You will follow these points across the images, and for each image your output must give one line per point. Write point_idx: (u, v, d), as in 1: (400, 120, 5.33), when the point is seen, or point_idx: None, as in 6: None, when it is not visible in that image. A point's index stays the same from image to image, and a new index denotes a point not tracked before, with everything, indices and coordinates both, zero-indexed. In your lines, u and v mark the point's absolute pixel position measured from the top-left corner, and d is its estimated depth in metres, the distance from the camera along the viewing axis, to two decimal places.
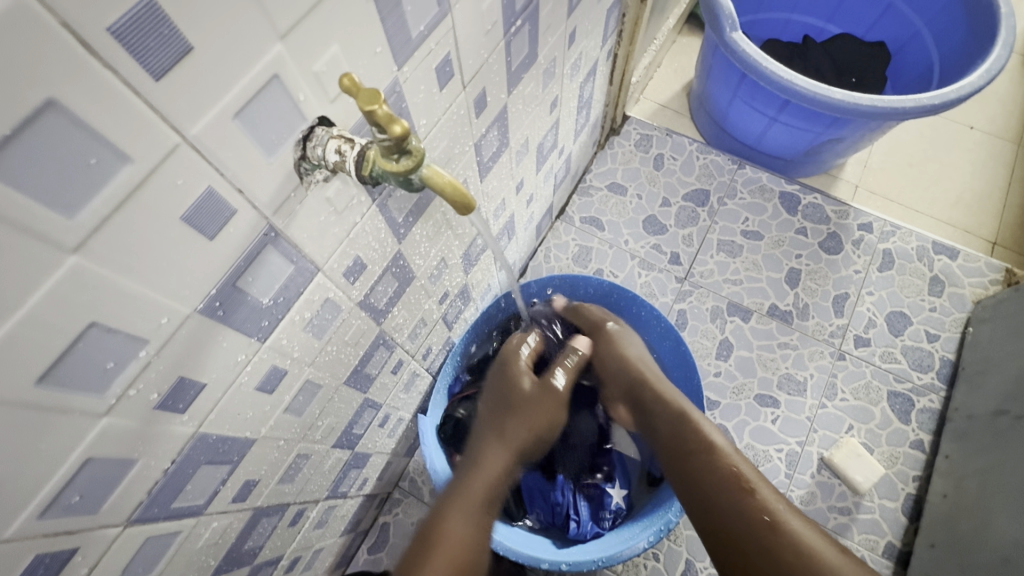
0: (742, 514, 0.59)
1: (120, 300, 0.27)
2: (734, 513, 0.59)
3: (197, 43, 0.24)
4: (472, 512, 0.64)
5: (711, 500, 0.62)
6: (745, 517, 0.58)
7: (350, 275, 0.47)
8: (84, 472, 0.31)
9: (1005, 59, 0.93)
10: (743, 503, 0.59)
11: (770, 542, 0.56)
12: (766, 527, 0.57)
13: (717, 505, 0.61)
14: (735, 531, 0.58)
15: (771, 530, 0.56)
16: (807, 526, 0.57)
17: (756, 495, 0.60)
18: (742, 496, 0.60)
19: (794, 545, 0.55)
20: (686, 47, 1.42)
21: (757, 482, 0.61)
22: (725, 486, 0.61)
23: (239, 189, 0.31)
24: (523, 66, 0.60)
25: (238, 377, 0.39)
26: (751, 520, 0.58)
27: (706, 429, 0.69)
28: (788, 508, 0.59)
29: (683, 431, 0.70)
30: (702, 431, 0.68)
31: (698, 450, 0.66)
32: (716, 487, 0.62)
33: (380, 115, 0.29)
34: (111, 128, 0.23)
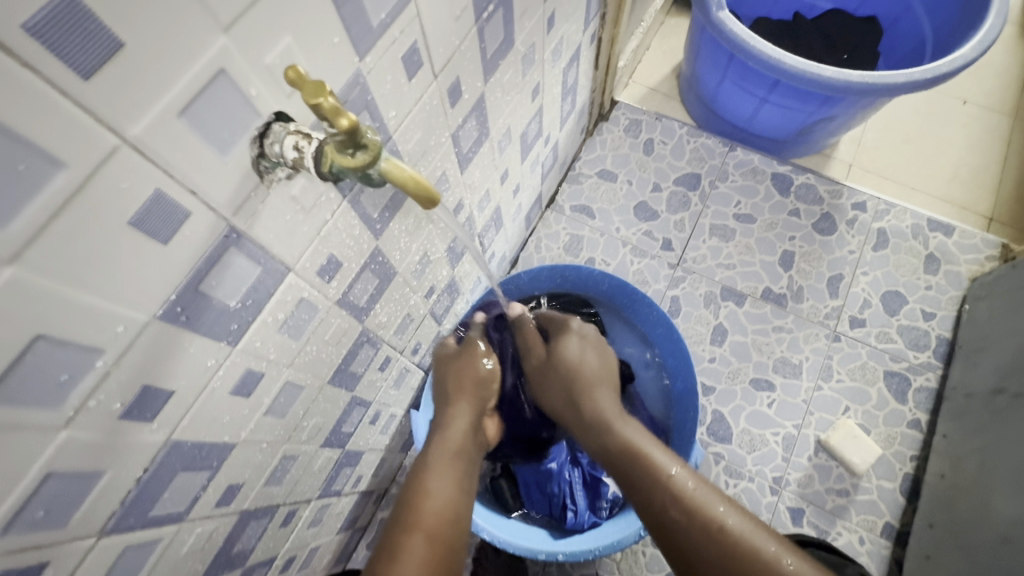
0: (692, 527, 0.57)
1: (69, 312, 0.26)
2: (686, 527, 0.57)
3: (129, 38, 0.23)
4: (445, 481, 0.61)
5: (661, 515, 0.59)
6: (694, 525, 0.57)
7: (326, 273, 0.46)
8: (47, 486, 0.30)
9: (999, 29, 0.91)
10: (688, 517, 0.58)
11: (717, 557, 0.55)
12: (712, 534, 0.56)
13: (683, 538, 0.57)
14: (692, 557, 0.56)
15: (724, 540, 0.55)
16: (752, 524, 0.56)
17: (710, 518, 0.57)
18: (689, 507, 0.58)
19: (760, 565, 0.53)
20: (675, 29, 1.40)
21: (701, 488, 0.60)
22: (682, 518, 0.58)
23: (193, 190, 0.30)
24: (500, 53, 0.58)
25: (210, 382, 0.39)
26: (699, 529, 0.56)
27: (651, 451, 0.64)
28: (734, 508, 0.58)
29: (621, 450, 0.66)
30: (641, 450, 0.65)
31: (641, 468, 0.63)
32: (661, 504, 0.60)
33: (327, 108, 0.28)
34: (37, 132, 0.22)
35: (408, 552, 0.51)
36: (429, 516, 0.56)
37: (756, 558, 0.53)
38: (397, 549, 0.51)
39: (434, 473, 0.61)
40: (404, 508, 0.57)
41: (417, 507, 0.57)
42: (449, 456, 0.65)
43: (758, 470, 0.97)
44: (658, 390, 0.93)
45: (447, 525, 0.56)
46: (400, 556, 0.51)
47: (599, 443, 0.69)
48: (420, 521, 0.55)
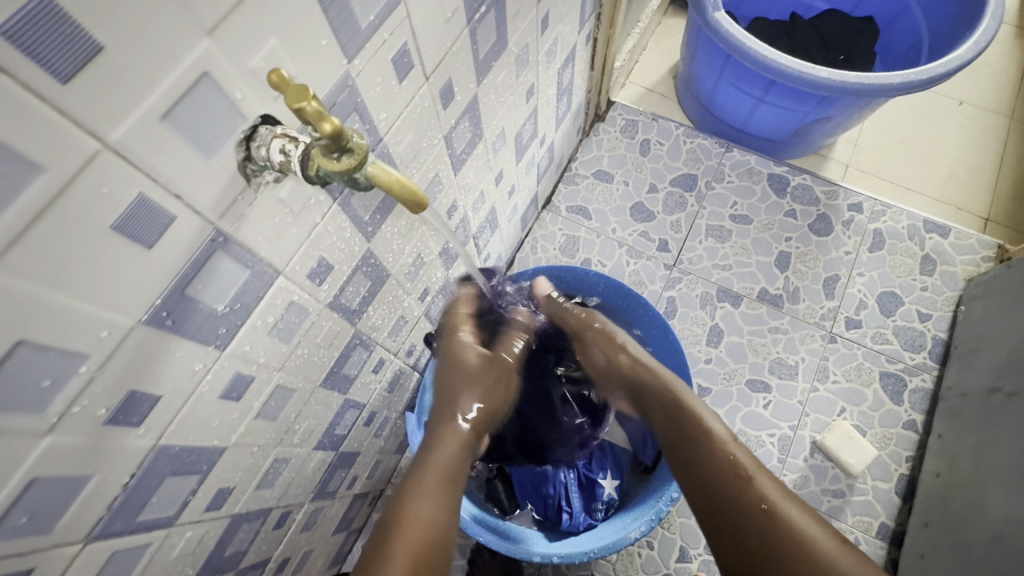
0: (741, 502, 0.54)
1: (50, 316, 0.26)
2: (731, 491, 0.56)
3: (109, 41, 0.23)
4: (435, 496, 0.57)
5: (709, 485, 0.57)
6: (744, 500, 0.54)
7: (316, 276, 0.46)
8: (31, 492, 0.30)
9: (994, 30, 0.91)
10: (736, 482, 0.56)
11: (759, 539, 0.52)
12: (761, 510, 0.53)
13: (726, 502, 0.55)
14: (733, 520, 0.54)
15: (773, 519, 0.52)
16: (809, 518, 0.53)
17: (755, 484, 0.55)
18: (740, 482, 0.56)
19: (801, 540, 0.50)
20: (671, 29, 1.40)
21: (758, 471, 0.57)
22: (723, 479, 0.57)
23: (177, 194, 0.29)
24: (492, 54, 0.58)
25: (198, 386, 0.38)
26: (748, 503, 0.54)
27: (706, 417, 0.64)
28: (790, 498, 0.54)
29: (682, 416, 0.65)
30: (702, 418, 0.64)
31: (699, 434, 0.62)
32: (712, 474, 0.58)
33: (310, 112, 0.28)
34: (14, 136, 0.21)
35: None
36: (420, 534, 0.53)
37: (803, 546, 0.50)
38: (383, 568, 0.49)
39: (423, 492, 0.57)
40: (392, 523, 0.54)
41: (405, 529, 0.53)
42: (443, 470, 0.61)
43: None
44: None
45: (433, 552, 0.52)
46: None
47: (658, 406, 0.69)
48: (408, 540, 0.52)
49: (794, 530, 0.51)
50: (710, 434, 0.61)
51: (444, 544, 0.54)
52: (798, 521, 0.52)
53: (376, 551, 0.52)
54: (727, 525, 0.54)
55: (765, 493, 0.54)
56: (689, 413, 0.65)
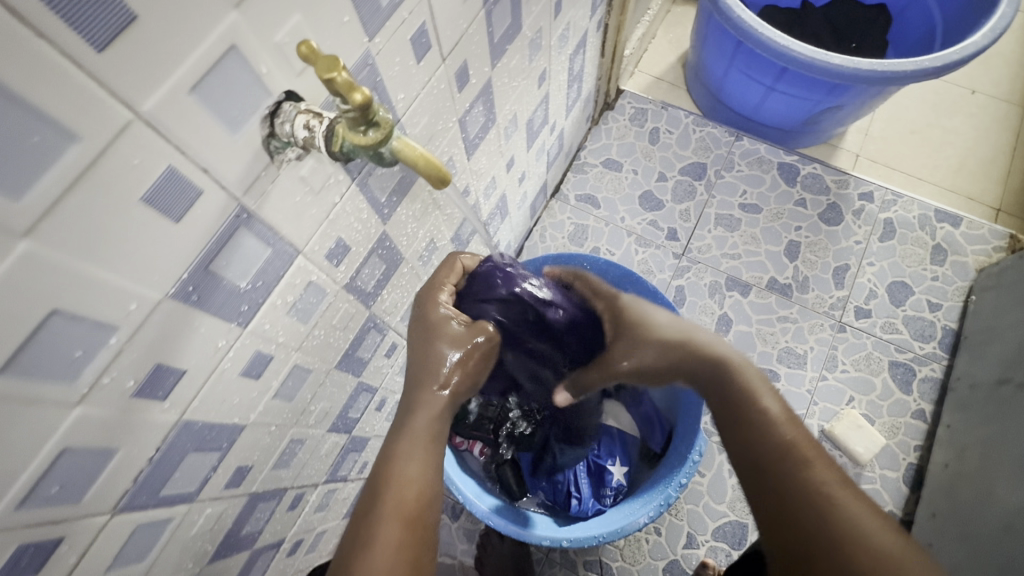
0: (794, 483, 0.48)
1: (83, 287, 0.27)
2: (787, 473, 0.48)
3: (142, 11, 0.23)
4: (423, 453, 0.53)
5: (761, 471, 0.50)
6: (803, 489, 0.47)
7: (334, 257, 0.46)
8: (62, 462, 0.30)
9: (1011, 17, 0.90)
10: (792, 462, 0.49)
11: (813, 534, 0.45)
12: (821, 500, 0.46)
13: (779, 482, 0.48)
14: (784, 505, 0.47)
15: (835, 513, 0.45)
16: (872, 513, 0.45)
17: (811, 465, 0.49)
18: (803, 470, 0.48)
19: (855, 527, 0.44)
20: (681, 17, 1.39)
21: (818, 454, 0.50)
22: (778, 457, 0.50)
23: (204, 168, 0.30)
24: (507, 37, 0.58)
25: (220, 363, 0.39)
26: (809, 491, 0.47)
27: (760, 391, 0.56)
28: (853, 488, 0.47)
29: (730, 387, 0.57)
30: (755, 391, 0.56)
31: (753, 412, 0.54)
32: (768, 459, 0.50)
33: (340, 83, 0.28)
34: (52, 104, 0.22)
35: (382, 541, 0.46)
36: (408, 498, 0.49)
37: (862, 545, 0.42)
38: (370, 530, 0.46)
39: (408, 450, 0.52)
40: (380, 481, 0.50)
41: (391, 491, 0.49)
42: (421, 438, 0.54)
43: None
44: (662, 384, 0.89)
45: (426, 506, 0.50)
46: (373, 546, 0.45)
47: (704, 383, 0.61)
48: (393, 513, 0.48)
49: (858, 526, 0.44)
50: (766, 413, 0.54)
51: (434, 500, 0.51)
52: (863, 518, 0.44)
53: (366, 507, 0.49)
54: (777, 509, 0.48)
55: (820, 475, 0.48)
56: (744, 388, 0.57)
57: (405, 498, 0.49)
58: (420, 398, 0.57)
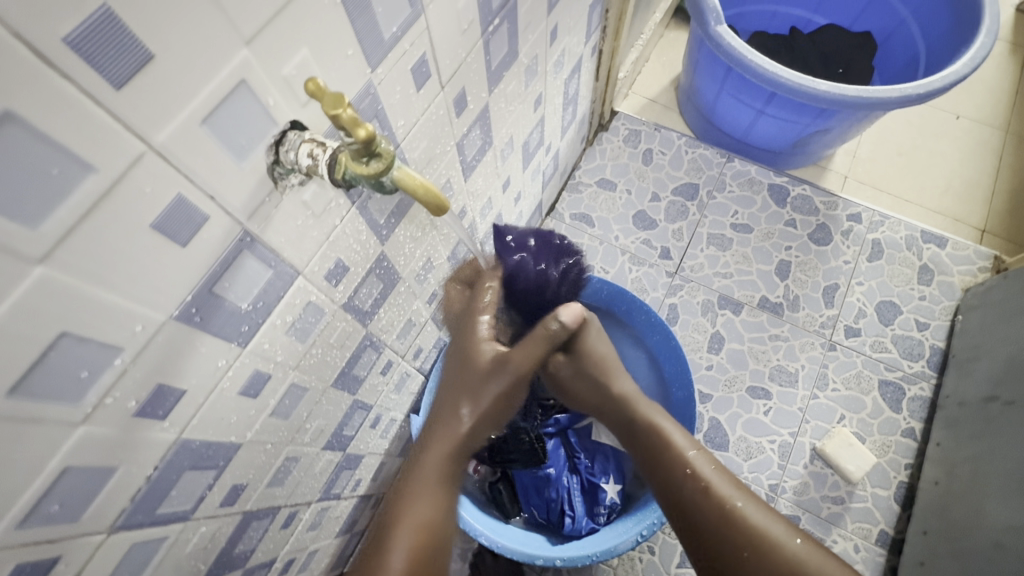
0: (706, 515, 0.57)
1: (91, 310, 0.27)
2: (700, 506, 0.57)
3: (159, 50, 0.24)
4: (434, 492, 0.54)
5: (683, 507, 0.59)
6: (721, 515, 0.56)
7: (333, 277, 0.47)
8: (63, 480, 0.31)
9: (989, 47, 0.93)
10: (705, 496, 0.58)
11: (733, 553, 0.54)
12: (730, 524, 0.55)
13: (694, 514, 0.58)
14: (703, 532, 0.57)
15: (745, 527, 0.55)
16: (771, 514, 0.56)
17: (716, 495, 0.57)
18: (714, 496, 0.57)
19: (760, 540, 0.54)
20: (674, 41, 1.43)
21: (724, 476, 0.59)
22: (691, 489, 0.59)
23: (211, 195, 0.31)
24: (504, 64, 0.60)
25: (220, 382, 0.39)
26: (722, 512, 0.56)
27: (668, 430, 0.64)
28: (751, 498, 0.57)
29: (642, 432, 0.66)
30: (664, 433, 0.64)
31: (661, 453, 0.63)
32: (684, 495, 0.59)
33: (345, 119, 0.29)
34: (70, 138, 0.23)
35: None
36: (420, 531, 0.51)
37: (769, 550, 0.53)
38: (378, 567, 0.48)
39: (421, 489, 0.54)
40: (391, 522, 0.52)
41: (403, 531, 0.50)
42: (434, 475, 0.55)
43: (754, 477, 0.98)
44: (650, 374, 0.93)
45: (434, 546, 0.50)
46: None
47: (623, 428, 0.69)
48: (403, 548, 0.49)
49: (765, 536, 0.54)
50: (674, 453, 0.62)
51: (447, 538, 0.52)
52: (768, 527, 0.55)
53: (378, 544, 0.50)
54: (698, 537, 0.57)
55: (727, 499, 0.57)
56: (649, 428, 0.65)
57: (414, 535, 0.50)
58: (438, 434, 0.57)
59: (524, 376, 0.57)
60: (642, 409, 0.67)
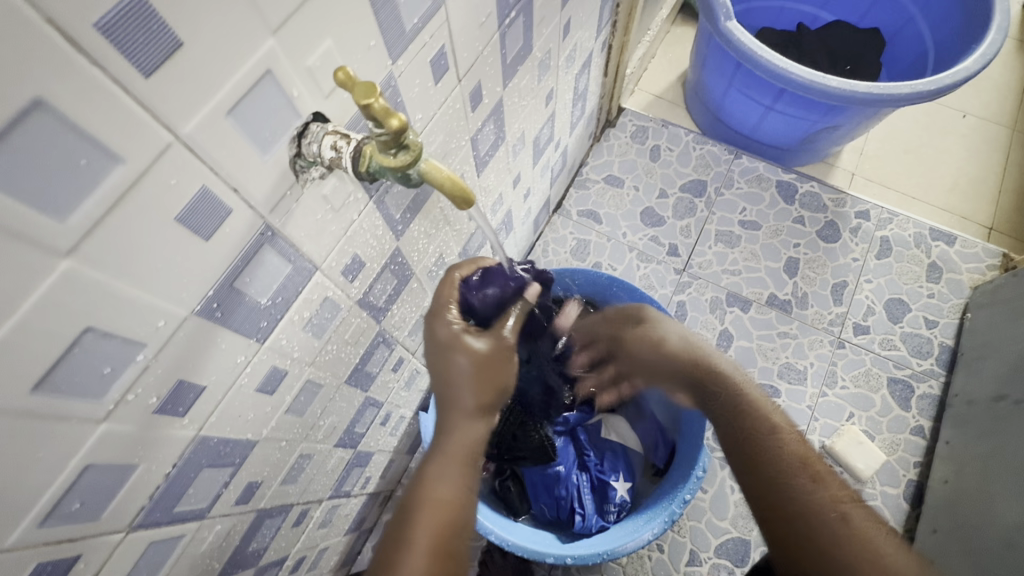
0: (800, 495, 0.52)
1: (116, 305, 0.27)
2: (797, 483, 0.53)
3: (188, 38, 0.23)
4: (457, 479, 0.53)
5: (774, 482, 0.54)
6: (815, 507, 0.51)
7: (349, 273, 0.47)
8: (85, 478, 0.30)
9: (1000, 43, 0.93)
10: (805, 477, 0.53)
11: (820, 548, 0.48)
12: (835, 506, 0.50)
13: (787, 492, 0.53)
14: (796, 512, 0.51)
15: (844, 523, 0.49)
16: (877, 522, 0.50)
17: (816, 478, 0.53)
18: (808, 486, 0.52)
19: (863, 536, 0.48)
20: (680, 38, 1.42)
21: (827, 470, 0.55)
22: (789, 463, 0.55)
23: (234, 187, 0.30)
24: (518, 59, 0.59)
25: (238, 379, 0.39)
26: (817, 503, 0.51)
27: (766, 404, 0.62)
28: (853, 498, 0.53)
29: (734, 399, 0.64)
30: (760, 407, 0.62)
31: (760, 425, 0.60)
32: (778, 468, 0.55)
33: (377, 108, 0.29)
34: (99, 127, 0.22)
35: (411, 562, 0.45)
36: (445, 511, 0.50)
37: (875, 548, 0.47)
38: (401, 551, 0.47)
39: (445, 472, 0.53)
40: (414, 502, 0.51)
41: (425, 513, 0.50)
42: (458, 457, 0.55)
43: None
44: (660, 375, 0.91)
45: (455, 534, 0.49)
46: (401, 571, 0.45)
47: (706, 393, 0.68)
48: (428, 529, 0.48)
49: (865, 539, 0.48)
50: (772, 426, 0.59)
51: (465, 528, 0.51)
52: (869, 529, 0.49)
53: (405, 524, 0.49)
54: (787, 516, 0.52)
55: (829, 488, 0.52)
56: (744, 398, 0.63)
57: (438, 517, 0.49)
58: (450, 417, 0.56)
59: (501, 351, 0.58)
60: (737, 377, 0.66)
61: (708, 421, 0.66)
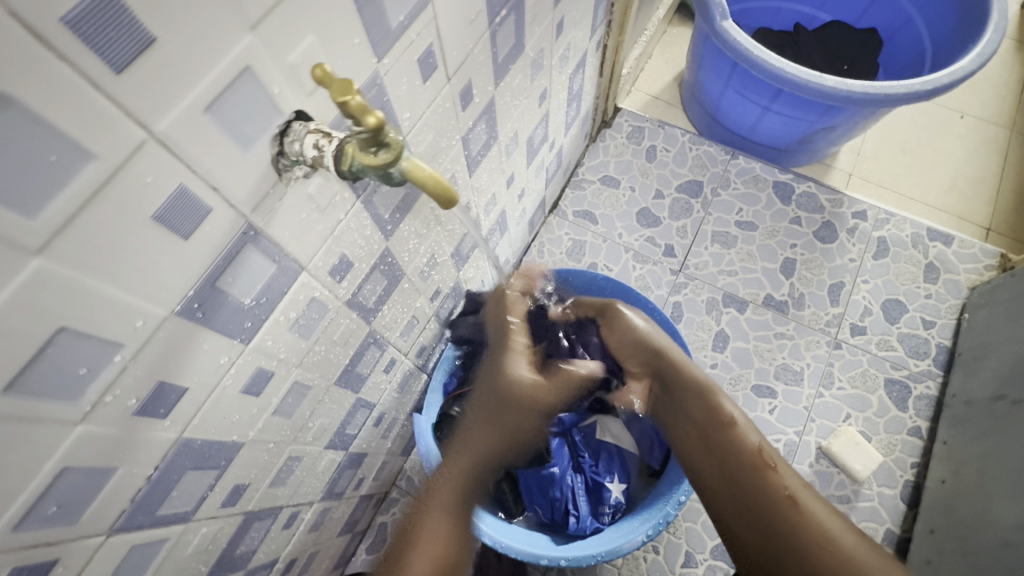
0: (761, 494, 0.55)
1: (92, 305, 0.26)
2: (756, 483, 0.56)
3: (161, 33, 0.23)
4: (458, 504, 0.58)
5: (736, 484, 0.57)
6: (769, 501, 0.54)
7: (337, 273, 0.46)
8: (62, 481, 0.30)
9: (997, 43, 0.92)
10: (762, 476, 0.56)
11: (773, 543, 0.52)
12: (792, 504, 0.53)
13: (749, 492, 0.55)
14: (759, 513, 0.54)
15: (799, 517, 0.52)
16: (831, 511, 0.53)
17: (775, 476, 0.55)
18: (762, 483, 0.55)
19: (820, 530, 0.51)
20: (677, 38, 1.42)
21: (783, 464, 0.57)
22: (746, 465, 0.57)
23: (214, 186, 0.30)
24: (510, 58, 0.59)
25: (222, 380, 0.38)
26: (771, 499, 0.54)
27: (724, 403, 0.64)
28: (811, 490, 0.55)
29: (695, 402, 0.66)
30: (719, 406, 0.64)
31: (721, 428, 0.62)
32: (738, 469, 0.57)
33: (354, 106, 0.29)
34: (68, 123, 0.22)
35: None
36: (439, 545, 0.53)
37: (830, 542, 0.50)
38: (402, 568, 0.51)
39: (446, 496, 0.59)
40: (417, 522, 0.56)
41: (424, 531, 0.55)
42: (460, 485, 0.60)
43: None
44: None
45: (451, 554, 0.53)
46: None
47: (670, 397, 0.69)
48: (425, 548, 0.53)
49: (820, 530, 0.51)
50: (732, 426, 0.61)
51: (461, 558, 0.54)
52: (826, 523, 0.51)
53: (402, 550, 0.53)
54: (749, 516, 0.55)
55: (785, 483, 0.55)
56: (706, 398, 0.65)
57: (434, 538, 0.54)
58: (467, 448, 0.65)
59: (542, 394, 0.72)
60: (696, 374, 0.68)
61: (674, 423, 0.68)
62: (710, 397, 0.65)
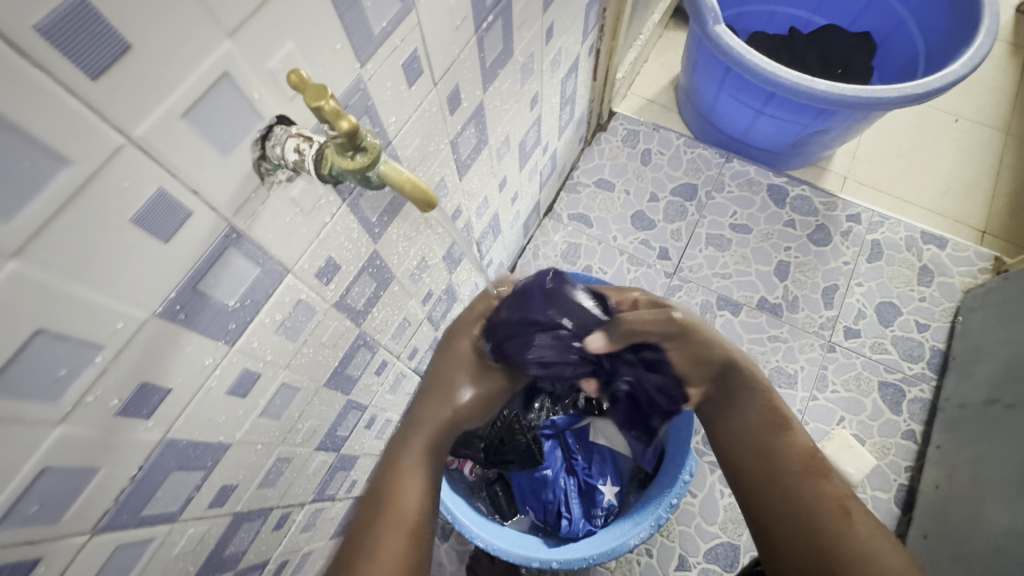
0: (810, 496, 0.54)
1: (70, 306, 0.27)
2: (806, 484, 0.55)
3: (135, 40, 0.24)
4: (424, 472, 0.56)
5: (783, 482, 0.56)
6: (819, 504, 0.53)
7: (324, 276, 0.47)
8: (41, 482, 0.30)
9: (989, 46, 0.93)
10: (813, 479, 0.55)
11: (819, 544, 0.51)
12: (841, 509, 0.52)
13: (797, 491, 0.55)
14: (807, 512, 0.53)
15: (846, 521, 0.51)
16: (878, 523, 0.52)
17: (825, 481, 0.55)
18: (808, 488, 0.55)
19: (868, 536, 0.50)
20: (673, 42, 1.43)
21: (834, 473, 0.57)
22: (798, 465, 0.57)
23: (194, 190, 0.30)
24: (498, 63, 0.59)
25: (206, 382, 0.39)
26: (821, 504, 0.53)
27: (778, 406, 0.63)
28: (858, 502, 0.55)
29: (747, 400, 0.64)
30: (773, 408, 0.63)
31: (773, 428, 0.61)
32: (787, 469, 0.57)
33: (328, 110, 0.29)
34: (42, 128, 0.22)
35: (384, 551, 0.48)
36: (406, 518, 0.51)
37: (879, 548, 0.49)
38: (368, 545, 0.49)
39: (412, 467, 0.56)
40: (383, 495, 0.53)
41: (396, 505, 0.52)
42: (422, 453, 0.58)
43: None
44: None
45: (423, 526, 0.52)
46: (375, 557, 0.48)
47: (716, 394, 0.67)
48: (398, 522, 0.51)
49: (865, 540, 0.50)
50: (784, 428, 0.61)
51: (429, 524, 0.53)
52: (874, 533, 0.50)
53: (366, 522, 0.51)
54: (795, 514, 0.53)
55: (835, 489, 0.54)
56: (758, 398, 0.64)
57: (408, 514, 0.52)
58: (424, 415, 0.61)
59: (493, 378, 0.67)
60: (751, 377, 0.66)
61: (718, 420, 0.66)
62: (763, 398, 0.64)
